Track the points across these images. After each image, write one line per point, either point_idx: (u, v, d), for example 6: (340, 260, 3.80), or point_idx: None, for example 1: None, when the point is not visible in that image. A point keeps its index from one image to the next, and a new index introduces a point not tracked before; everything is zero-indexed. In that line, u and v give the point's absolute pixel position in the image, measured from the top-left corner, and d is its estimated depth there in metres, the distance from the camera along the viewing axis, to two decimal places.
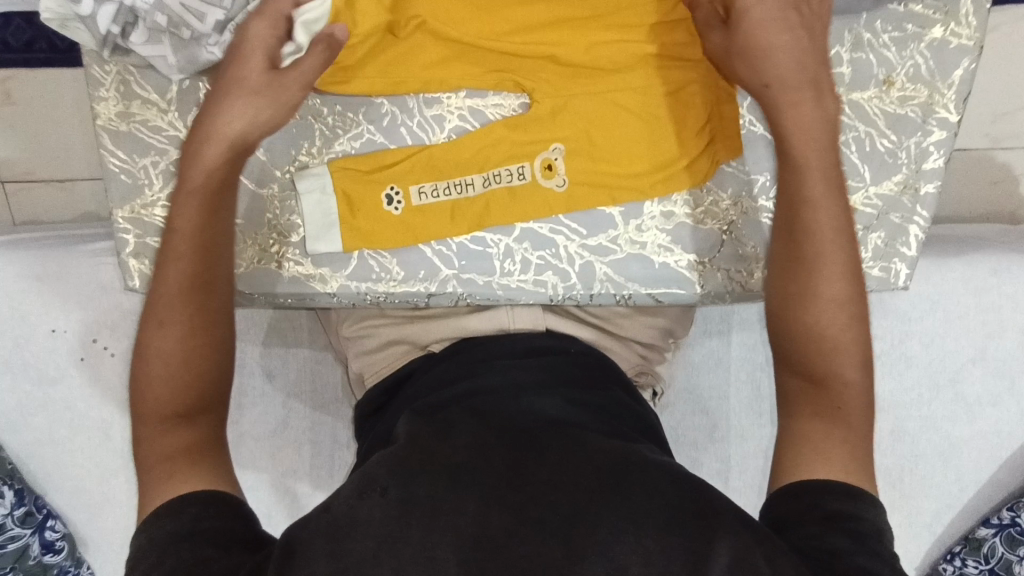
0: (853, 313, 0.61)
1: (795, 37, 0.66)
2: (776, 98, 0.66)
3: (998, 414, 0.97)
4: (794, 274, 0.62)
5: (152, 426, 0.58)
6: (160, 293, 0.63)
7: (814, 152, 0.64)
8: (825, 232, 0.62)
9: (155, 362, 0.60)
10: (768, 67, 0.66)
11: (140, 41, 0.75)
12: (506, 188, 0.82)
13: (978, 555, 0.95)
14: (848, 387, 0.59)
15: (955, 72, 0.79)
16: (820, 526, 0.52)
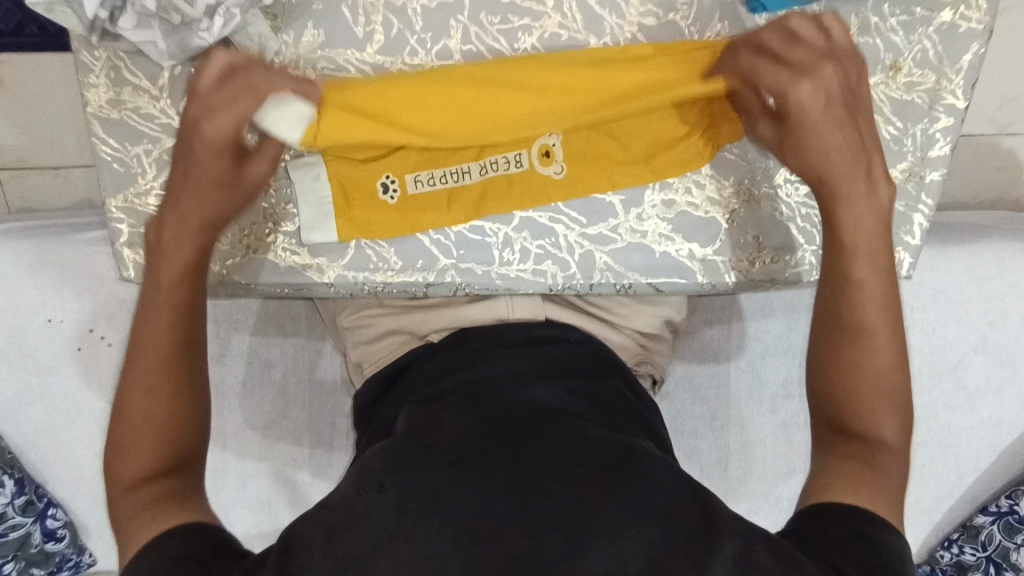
0: (894, 382, 0.60)
1: (845, 127, 0.63)
2: (833, 189, 0.62)
3: (998, 403, 0.97)
4: (834, 345, 0.61)
5: (127, 482, 0.59)
6: (134, 363, 0.62)
7: (865, 238, 0.61)
8: (872, 310, 0.60)
9: (127, 425, 0.60)
10: (819, 161, 0.63)
11: (129, 26, 0.71)
12: (504, 175, 0.80)
13: (975, 542, 0.96)
14: (888, 453, 0.58)
15: (964, 57, 0.77)
16: (829, 531, 0.53)
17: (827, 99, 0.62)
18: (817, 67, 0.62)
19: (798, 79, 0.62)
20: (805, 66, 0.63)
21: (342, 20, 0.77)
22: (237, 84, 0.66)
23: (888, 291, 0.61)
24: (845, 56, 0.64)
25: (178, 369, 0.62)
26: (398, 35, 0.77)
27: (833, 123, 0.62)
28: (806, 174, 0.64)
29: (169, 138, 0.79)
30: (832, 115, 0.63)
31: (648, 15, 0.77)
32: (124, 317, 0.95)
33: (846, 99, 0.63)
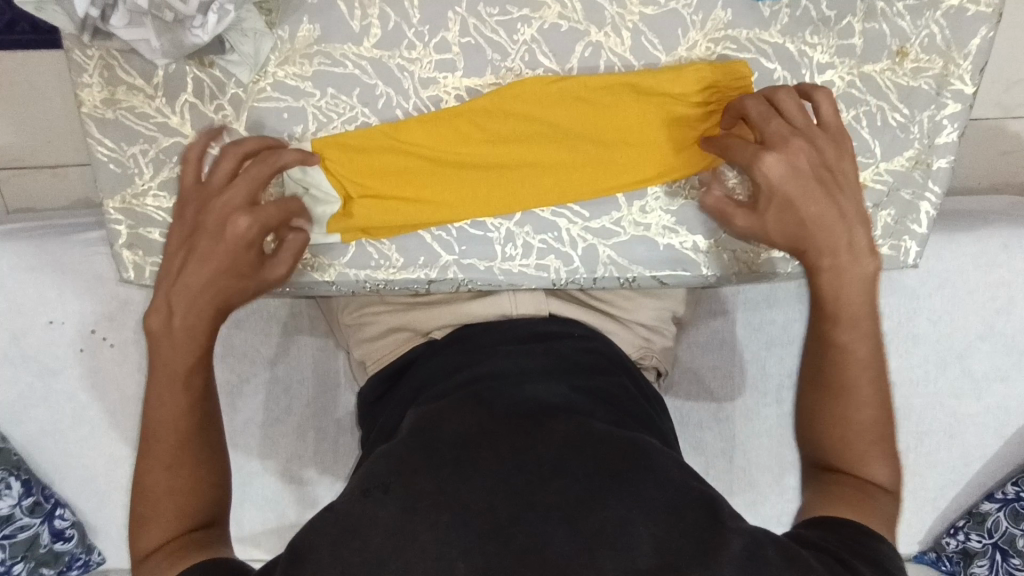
0: (884, 433, 0.60)
1: (822, 198, 0.66)
2: (812, 260, 0.66)
3: (1006, 390, 0.96)
4: (825, 399, 0.62)
5: (149, 545, 0.59)
6: (153, 439, 0.62)
7: (847, 298, 0.64)
8: (857, 368, 0.62)
9: (148, 499, 0.60)
10: (799, 234, 0.66)
11: (121, 24, 0.69)
12: (503, 173, 0.79)
13: (981, 529, 0.96)
14: (883, 490, 0.58)
15: (972, 42, 0.76)
16: (829, 531, 0.54)
17: (801, 172, 0.66)
18: (787, 143, 0.67)
19: (773, 153, 0.66)
20: (780, 140, 0.67)
21: (338, 15, 0.75)
22: (248, 179, 0.69)
23: (874, 349, 0.62)
24: (823, 130, 0.69)
25: (198, 442, 0.63)
26: (395, 28, 0.76)
27: (810, 194, 0.66)
28: (788, 243, 0.67)
29: (166, 137, 0.78)
30: (807, 189, 0.66)
31: (649, 4, 0.75)
32: (126, 317, 0.95)
33: (823, 171, 0.67)
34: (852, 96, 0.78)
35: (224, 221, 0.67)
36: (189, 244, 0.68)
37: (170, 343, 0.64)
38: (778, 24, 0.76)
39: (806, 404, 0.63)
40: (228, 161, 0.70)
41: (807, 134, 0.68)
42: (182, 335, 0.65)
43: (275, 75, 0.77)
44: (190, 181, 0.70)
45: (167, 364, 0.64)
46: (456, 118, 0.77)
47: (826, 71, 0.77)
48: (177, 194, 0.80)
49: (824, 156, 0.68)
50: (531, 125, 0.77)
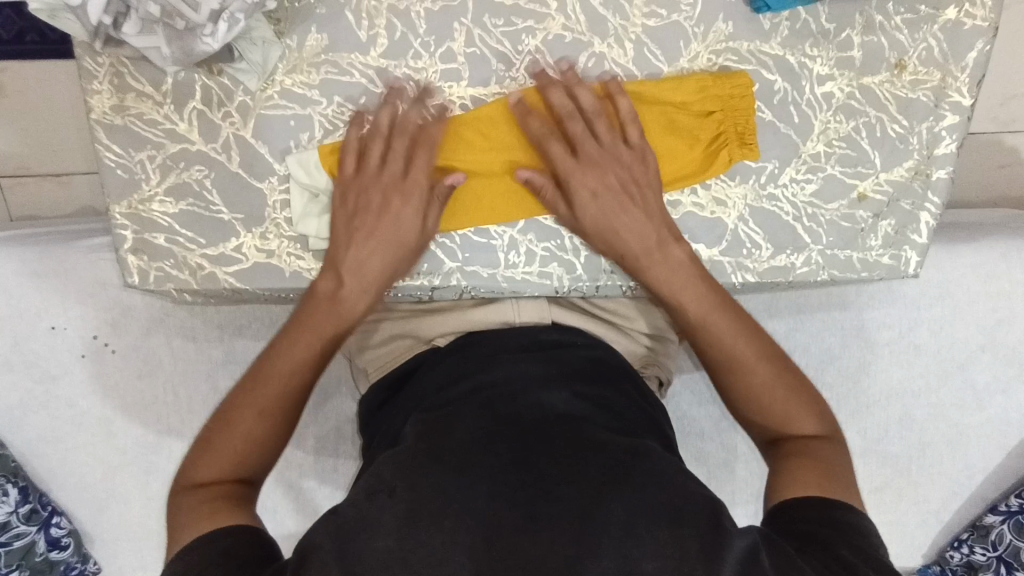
0: (784, 381, 0.65)
1: (630, 210, 0.75)
2: (632, 264, 0.75)
3: (1008, 401, 0.96)
4: (725, 377, 0.67)
5: (198, 479, 0.61)
6: (260, 383, 0.66)
7: (690, 292, 0.71)
8: (727, 341, 0.67)
9: (222, 435, 0.64)
10: (618, 244, 0.75)
11: (133, 32, 0.70)
12: (506, 181, 0.79)
13: (985, 542, 0.95)
14: (819, 440, 0.63)
15: (969, 55, 0.77)
16: (812, 528, 0.53)
17: (610, 196, 0.75)
18: (592, 158, 0.75)
19: (580, 173, 0.74)
20: (588, 158, 0.75)
21: (346, 25, 0.76)
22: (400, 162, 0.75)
23: (729, 316, 0.69)
24: (632, 147, 0.75)
25: (295, 402, 0.67)
26: (402, 38, 0.77)
27: (627, 215, 0.75)
28: (610, 251, 0.77)
29: (173, 143, 0.79)
30: (620, 202, 0.75)
31: (652, 15, 0.77)
32: (128, 323, 0.95)
33: (630, 178, 0.75)
34: (852, 107, 0.79)
35: (393, 207, 0.75)
36: (355, 218, 0.75)
37: (326, 309, 0.72)
38: (778, 36, 0.77)
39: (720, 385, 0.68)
40: (401, 140, 0.75)
41: (613, 154, 0.75)
42: (347, 300, 0.73)
43: (283, 83, 0.78)
44: (349, 158, 0.76)
45: (314, 321, 0.71)
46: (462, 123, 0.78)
47: (826, 83, 0.78)
48: (184, 200, 0.80)
49: (636, 173, 0.75)
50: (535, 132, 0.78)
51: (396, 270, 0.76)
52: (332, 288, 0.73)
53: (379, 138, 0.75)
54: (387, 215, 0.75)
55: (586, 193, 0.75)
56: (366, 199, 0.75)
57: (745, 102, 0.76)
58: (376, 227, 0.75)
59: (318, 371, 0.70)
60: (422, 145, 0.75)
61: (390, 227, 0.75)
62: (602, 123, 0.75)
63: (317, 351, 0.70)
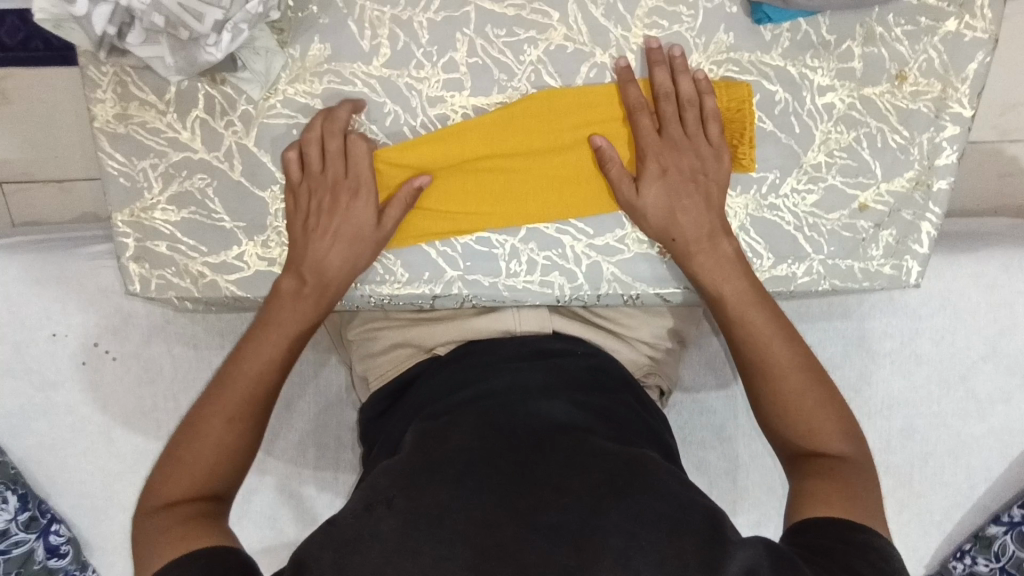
0: (819, 397, 0.64)
1: (695, 197, 0.74)
2: (684, 249, 0.74)
3: (1009, 411, 0.96)
4: (757, 378, 0.67)
5: (168, 498, 0.61)
6: (224, 393, 0.67)
7: (729, 288, 0.72)
8: (773, 344, 0.67)
9: (191, 446, 0.64)
10: (673, 227, 0.75)
11: (137, 42, 0.71)
12: (509, 189, 0.79)
13: (988, 553, 0.95)
14: (844, 461, 0.62)
15: (970, 66, 0.77)
16: (827, 543, 0.53)
17: (677, 178, 0.74)
18: (672, 140, 0.75)
19: (655, 152, 0.74)
20: (669, 141, 0.75)
21: (349, 34, 0.77)
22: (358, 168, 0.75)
23: (780, 321, 0.69)
24: (711, 141, 0.75)
25: (262, 405, 0.68)
26: (404, 48, 0.77)
27: (689, 201, 0.74)
28: (662, 235, 0.76)
29: (176, 152, 0.79)
30: (686, 188, 0.75)
31: (654, 26, 0.77)
32: (129, 330, 0.95)
33: (702, 169, 0.75)
34: (853, 117, 0.79)
35: (353, 212, 0.75)
36: (317, 221, 0.75)
37: (290, 306, 0.74)
38: (779, 47, 0.77)
39: (749, 386, 0.68)
40: (336, 140, 0.75)
41: (689, 143, 0.75)
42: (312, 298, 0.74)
43: (285, 92, 0.78)
44: (291, 160, 0.76)
45: (278, 322, 0.73)
46: (466, 127, 0.78)
47: (827, 94, 0.78)
48: (185, 208, 0.80)
49: (707, 165, 0.75)
50: (538, 142, 0.78)
51: (357, 265, 0.76)
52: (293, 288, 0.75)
53: (317, 140, 0.75)
54: (342, 211, 0.75)
55: (657, 169, 0.74)
56: (317, 196, 0.75)
57: (745, 113, 0.77)
58: (334, 226, 0.75)
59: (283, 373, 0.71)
60: (359, 143, 0.75)
61: (345, 223, 0.75)
62: (693, 111, 0.75)
63: (283, 351, 0.71)
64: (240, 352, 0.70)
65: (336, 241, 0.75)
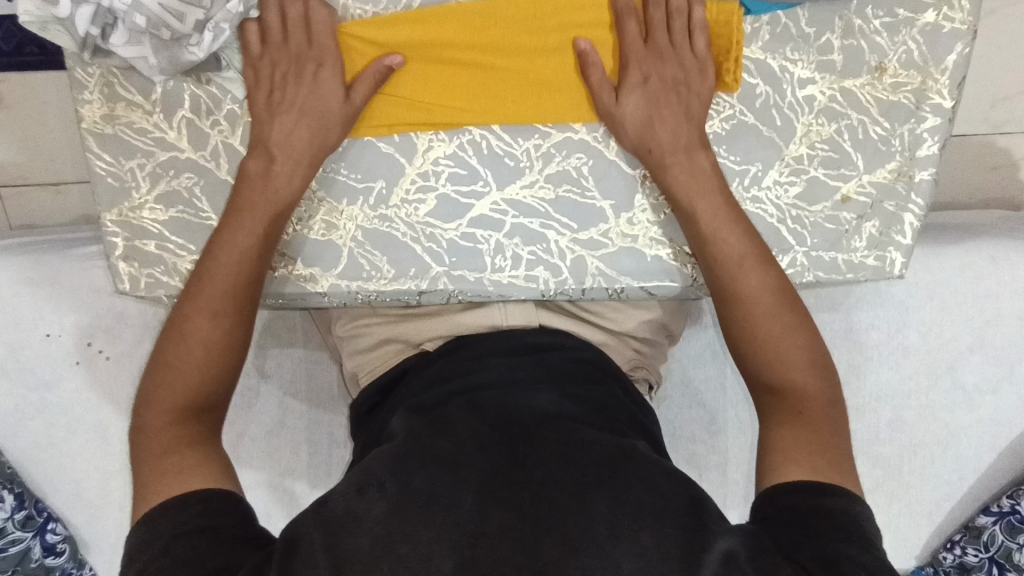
0: (786, 320, 0.66)
1: (675, 110, 0.75)
2: (659, 160, 0.75)
3: (998, 402, 0.96)
4: (728, 297, 0.69)
5: (157, 419, 0.63)
6: (206, 281, 0.70)
7: (702, 203, 0.73)
8: (741, 265, 0.69)
9: (180, 348, 0.66)
10: (649, 137, 0.75)
11: (120, 42, 0.72)
12: (489, 92, 0.78)
13: (977, 543, 0.95)
14: (810, 393, 0.63)
15: (949, 57, 0.78)
16: (798, 516, 0.54)
17: (657, 88, 0.75)
18: (658, 53, 0.75)
19: (638, 63, 0.74)
20: (655, 52, 0.75)
21: None
22: (321, 49, 0.74)
23: (751, 243, 0.71)
24: (695, 53, 0.75)
25: (240, 300, 0.70)
26: None
27: (667, 111, 0.75)
28: (638, 148, 0.76)
29: (163, 151, 0.80)
30: (667, 101, 0.75)
31: None
32: (122, 329, 0.97)
33: (684, 85, 0.75)
34: (834, 110, 0.79)
35: (318, 94, 0.75)
36: (283, 104, 0.75)
37: (257, 187, 0.75)
38: (759, 40, 0.77)
39: (722, 307, 0.70)
40: (298, 10, 0.73)
41: (673, 53, 0.75)
42: (278, 176, 0.75)
43: None
44: (251, 28, 0.74)
45: (251, 202, 0.74)
46: (445, 30, 0.76)
47: (807, 86, 0.79)
48: (173, 207, 0.81)
49: (690, 78, 0.75)
50: (520, 43, 0.76)
51: (325, 143, 0.76)
52: (260, 168, 0.75)
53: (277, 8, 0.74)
54: (309, 91, 0.75)
55: (638, 77, 0.74)
56: (280, 73, 0.75)
57: (732, 26, 0.74)
58: (299, 99, 0.75)
59: (262, 263, 0.73)
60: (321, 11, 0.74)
61: (311, 105, 0.75)
62: (683, 21, 0.74)
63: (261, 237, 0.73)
64: (219, 234, 0.73)
65: (302, 124, 0.75)
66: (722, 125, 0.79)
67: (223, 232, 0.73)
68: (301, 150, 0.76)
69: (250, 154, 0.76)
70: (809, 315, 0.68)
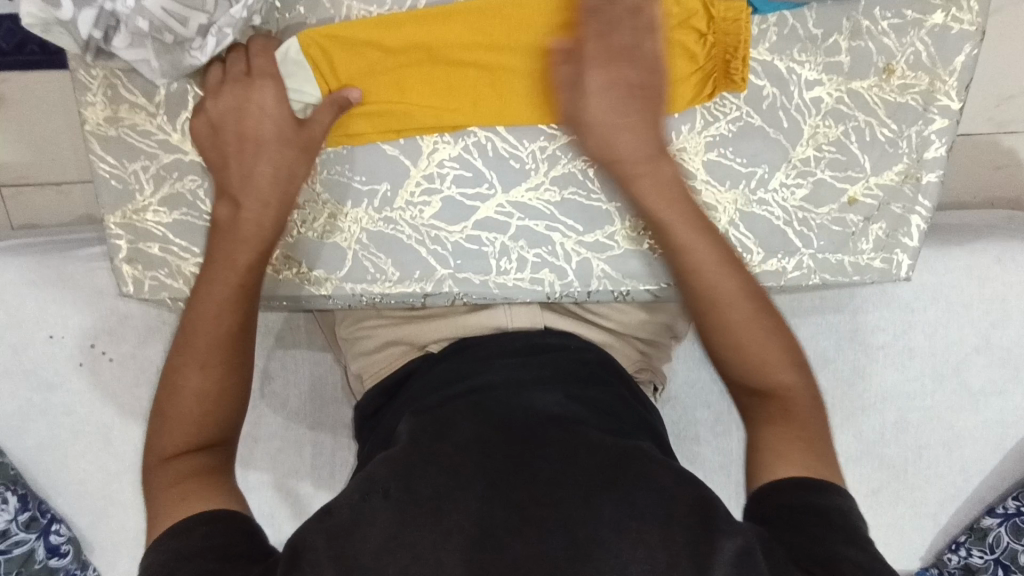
0: (762, 324, 0.65)
1: (637, 109, 0.70)
2: (627, 165, 0.71)
3: (1003, 403, 0.96)
4: (711, 311, 0.66)
5: (166, 453, 0.63)
6: (191, 338, 0.67)
7: (673, 211, 0.69)
8: (716, 275, 0.67)
9: (173, 403, 0.65)
10: (613, 141, 0.70)
11: (123, 45, 0.72)
12: (494, 92, 0.77)
13: (983, 545, 0.95)
14: (791, 391, 0.63)
15: (957, 59, 0.77)
16: (793, 513, 0.55)
17: (621, 92, 0.69)
18: (613, 46, 0.69)
19: (595, 63, 0.69)
20: (610, 46, 0.69)
21: None
22: (262, 84, 0.74)
23: (722, 248, 0.68)
24: (654, 54, 0.70)
25: (228, 350, 0.67)
26: None
27: (632, 118, 0.70)
28: (601, 154, 0.72)
29: (166, 154, 0.79)
30: (630, 99, 0.70)
31: None
32: (126, 331, 0.96)
33: (644, 82, 0.70)
34: (841, 111, 0.79)
35: (271, 126, 0.73)
36: (241, 147, 0.74)
37: (230, 234, 0.72)
38: (767, 42, 0.77)
39: (699, 318, 0.67)
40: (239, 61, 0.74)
41: (633, 51, 0.70)
42: (254, 214, 0.73)
43: None
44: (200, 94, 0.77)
45: (226, 250, 0.72)
46: (451, 31, 0.75)
47: (815, 88, 0.78)
48: (177, 209, 0.81)
49: (650, 72, 0.70)
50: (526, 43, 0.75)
51: (297, 172, 0.75)
52: (230, 213, 0.74)
53: (218, 62, 0.75)
54: (264, 125, 0.73)
55: (601, 80, 0.69)
56: (230, 120, 0.74)
57: (742, 25, 0.74)
58: (255, 136, 0.73)
59: (248, 306, 0.71)
60: (263, 46, 0.75)
61: (273, 138, 0.73)
62: (631, 9, 0.69)
63: (243, 280, 0.71)
64: (199, 285, 0.70)
65: (269, 156, 0.73)
66: (729, 127, 0.79)
67: (205, 282, 0.70)
68: (277, 176, 0.74)
69: (223, 199, 0.75)
70: (779, 314, 0.67)
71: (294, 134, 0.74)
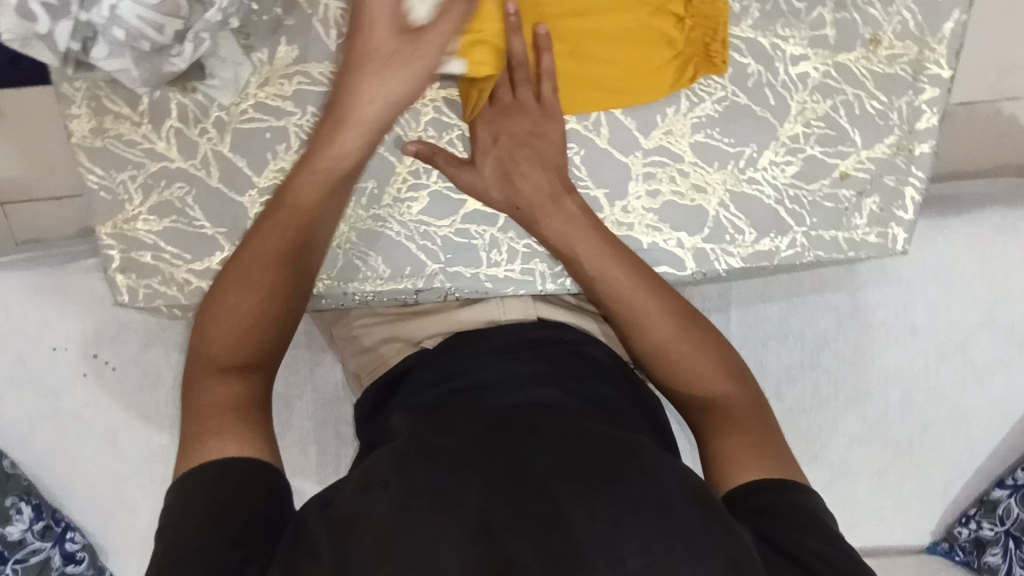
0: (685, 340, 0.67)
1: (533, 158, 0.76)
2: (531, 214, 0.76)
3: (1008, 374, 0.95)
4: (630, 331, 0.69)
5: (207, 362, 0.62)
6: (251, 257, 0.66)
7: (582, 246, 0.73)
8: (635, 295, 0.69)
9: (222, 314, 0.63)
10: (517, 194, 0.76)
11: (102, 56, 0.72)
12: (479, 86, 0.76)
13: (992, 517, 0.95)
14: (728, 399, 0.64)
15: (945, 26, 0.76)
16: (762, 506, 0.55)
17: (509, 146, 0.76)
18: (506, 105, 0.76)
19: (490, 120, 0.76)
20: (503, 107, 0.76)
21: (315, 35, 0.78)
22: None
23: (637, 273, 0.71)
24: (542, 101, 0.76)
25: (287, 275, 0.66)
26: None
27: (523, 166, 0.76)
28: (509, 207, 0.77)
29: (153, 162, 0.80)
30: (526, 152, 0.76)
31: None
32: (125, 340, 0.97)
33: (539, 130, 0.76)
34: (828, 86, 0.78)
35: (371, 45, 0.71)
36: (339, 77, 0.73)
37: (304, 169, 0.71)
38: (749, 19, 0.76)
39: (628, 345, 0.70)
40: None
41: (516, 107, 0.76)
42: (333, 151, 0.71)
43: (256, 96, 0.79)
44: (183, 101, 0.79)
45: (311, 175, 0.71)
46: None
47: (801, 63, 0.77)
48: (166, 217, 0.81)
49: (540, 128, 0.76)
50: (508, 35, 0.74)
51: (391, 93, 0.72)
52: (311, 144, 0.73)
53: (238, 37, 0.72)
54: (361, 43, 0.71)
55: (488, 139, 0.77)
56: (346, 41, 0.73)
57: (717, 7, 0.74)
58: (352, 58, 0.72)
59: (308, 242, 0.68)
60: None
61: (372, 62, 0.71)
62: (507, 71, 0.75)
63: (311, 212, 0.69)
64: (270, 206, 0.70)
65: (365, 74, 0.71)
66: (714, 107, 0.78)
67: (274, 206, 0.70)
68: (372, 99, 0.72)
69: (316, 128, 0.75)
70: (709, 324, 0.69)
71: (389, 49, 0.71)
